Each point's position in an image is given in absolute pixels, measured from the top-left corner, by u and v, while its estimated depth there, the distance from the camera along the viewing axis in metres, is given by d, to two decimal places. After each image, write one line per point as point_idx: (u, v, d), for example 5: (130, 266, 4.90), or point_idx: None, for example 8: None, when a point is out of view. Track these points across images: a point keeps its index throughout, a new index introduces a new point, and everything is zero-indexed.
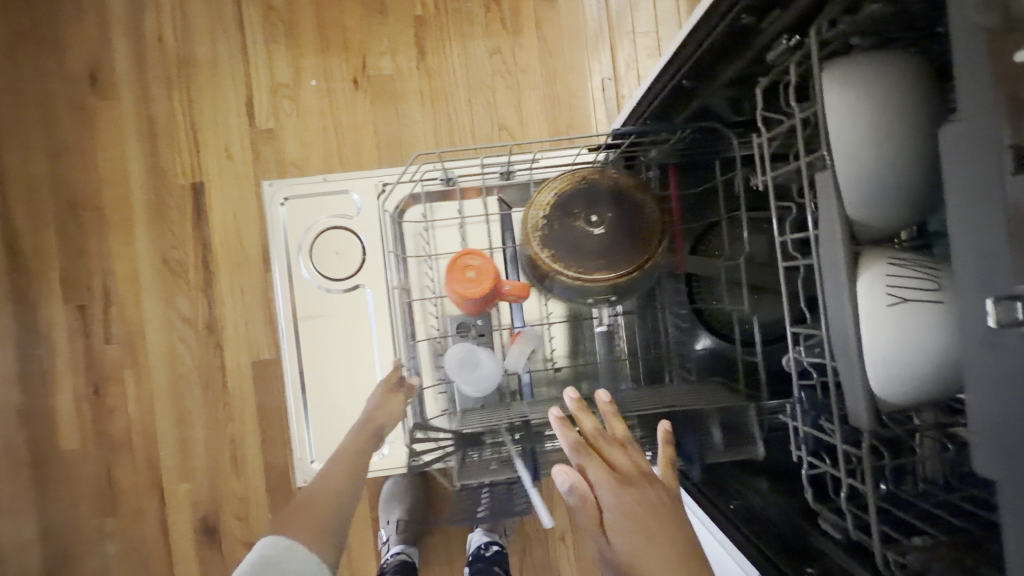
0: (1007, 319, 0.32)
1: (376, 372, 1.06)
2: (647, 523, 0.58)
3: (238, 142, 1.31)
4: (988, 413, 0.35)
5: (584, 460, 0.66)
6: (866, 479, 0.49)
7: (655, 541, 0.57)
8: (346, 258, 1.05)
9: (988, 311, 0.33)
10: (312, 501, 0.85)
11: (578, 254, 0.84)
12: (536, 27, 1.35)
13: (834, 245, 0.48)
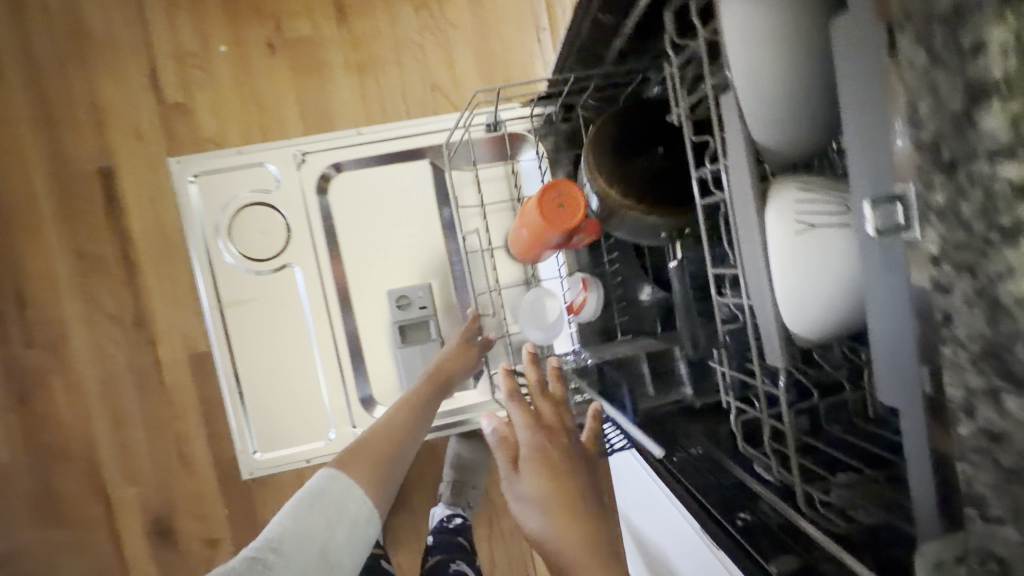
0: (886, 224, 0.28)
1: (315, 355, 1.00)
2: (552, 462, 0.61)
3: (147, 119, 1.20)
4: (880, 340, 0.31)
5: (514, 401, 0.70)
6: (787, 419, 0.48)
7: (557, 480, 0.60)
8: (268, 235, 0.98)
9: (866, 216, 0.30)
10: (372, 443, 0.86)
11: (648, 184, 0.67)
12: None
13: (743, 175, 0.44)
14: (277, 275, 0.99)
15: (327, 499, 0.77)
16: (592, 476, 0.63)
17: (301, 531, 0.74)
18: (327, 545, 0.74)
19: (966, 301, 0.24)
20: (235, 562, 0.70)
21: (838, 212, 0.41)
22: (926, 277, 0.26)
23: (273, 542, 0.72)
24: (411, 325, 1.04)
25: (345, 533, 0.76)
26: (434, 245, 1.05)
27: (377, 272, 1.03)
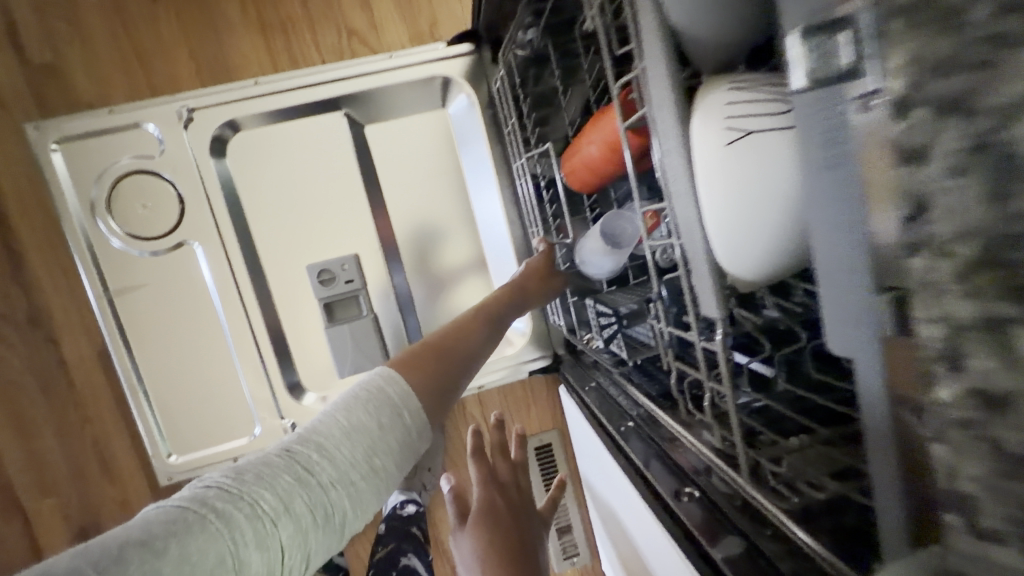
0: (824, 68, 0.18)
1: (228, 340, 0.89)
2: (492, 511, 0.75)
3: (9, 82, 1.01)
4: (821, 267, 0.22)
5: (477, 456, 0.83)
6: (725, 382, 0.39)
7: (493, 524, 0.74)
8: (156, 210, 0.85)
9: (800, 60, 0.20)
10: (446, 343, 0.65)
11: None
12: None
13: (658, 73, 0.34)
14: (172, 255, 0.86)
15: (382, 394, 0.55)
16: (521, 526, 0.76)
17: (353, 427, 0.51)
18: (377, 447, 0.51)
19: (947, 174, 0.15)
20: (268, 455, 0.49)
21: (773, 113, 0.32)
22: (879, 145, 0.17)
23: (317, 435, 0.50)
24: (338, 300, 0.92)
25: (400, 438, 0.53)
26: (357, 209, 0.94)
27: (294, 243, 0.91)
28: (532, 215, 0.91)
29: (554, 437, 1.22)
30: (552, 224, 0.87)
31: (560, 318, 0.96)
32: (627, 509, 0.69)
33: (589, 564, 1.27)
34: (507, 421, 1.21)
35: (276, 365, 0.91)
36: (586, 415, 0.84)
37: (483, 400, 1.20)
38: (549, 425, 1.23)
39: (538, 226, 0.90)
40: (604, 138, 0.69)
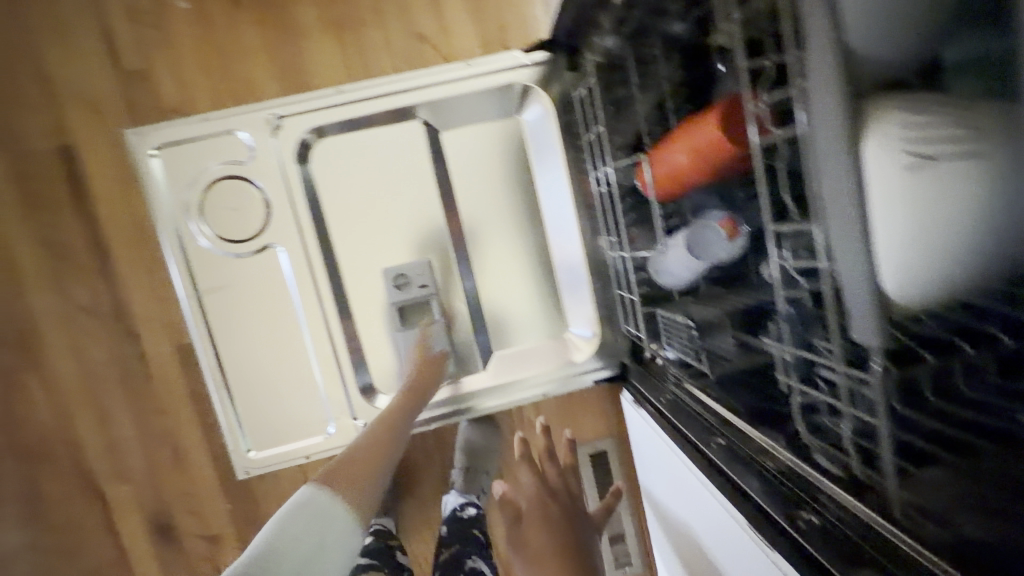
0: None
1: (306, 341, 0.91)
2: (546, 516, 0.81)
3: (103, 88, 1.06)
4: None
5: (524, 459, 0.92)
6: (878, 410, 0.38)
7: (548, 526, 0.80)
8: (245, 214, 0.88)
9: None
10: (358, 453, 0.75)
11: None
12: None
13: (825, 100, 0.33)
14: (258, 257, 0.89)
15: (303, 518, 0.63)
16: (576, 525, 0.82)
17: (292, 544, 0.60)
18: (317, 559, 0.61)
19: None
20: None
21: (954, 139, 0.32)
22: None
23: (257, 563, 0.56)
24: (411, 304, 0.94)
25: (336, 547, 0.63)
26: (429, 215, 0.95)
27: (370, 248, 0.93)
28: (608, 223, 0.92)
29: (609, 445, 1.22)
30: (624, 235, 0.87)
31: (633, 327, 0.93)
32: (699, 513, 0.70)
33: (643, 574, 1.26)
34: (563, 426, 1.21)
35: (351, 366, 0.93)
36: (660, 425, 0.84)
37: (540, 407, 1.20)
38: (605, 432, 1.22)
39: (611, 233, 0.90)
40: (693, 148, 0.69)
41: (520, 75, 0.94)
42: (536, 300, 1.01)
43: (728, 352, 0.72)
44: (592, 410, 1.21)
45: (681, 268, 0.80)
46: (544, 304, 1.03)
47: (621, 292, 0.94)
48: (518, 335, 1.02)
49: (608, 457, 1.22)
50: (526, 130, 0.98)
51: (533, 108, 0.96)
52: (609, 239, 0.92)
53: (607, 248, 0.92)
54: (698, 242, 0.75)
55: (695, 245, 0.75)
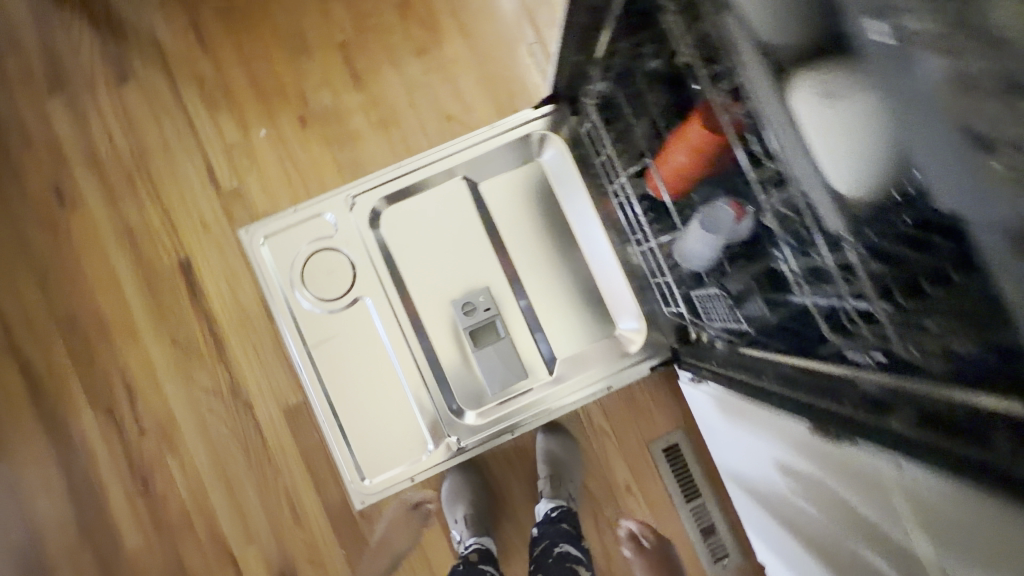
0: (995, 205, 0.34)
1: (398, 373, 1.08)
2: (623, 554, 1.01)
3: (210, 210, 1.33)
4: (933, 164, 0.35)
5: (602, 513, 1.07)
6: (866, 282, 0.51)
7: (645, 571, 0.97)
8: (336, 277, 1.09)
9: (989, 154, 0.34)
10: None
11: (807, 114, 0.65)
12: (454, 9, 1.35)
13: (759, 77, 0.50)
14: (350, 310, 1.09)
15: None
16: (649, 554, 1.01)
17: None
18: None
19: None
20: None
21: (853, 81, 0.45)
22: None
23: None
24: (480, 327, 1.09)
25: None
26: (482, 251, 1.13)
27: (439, 287, 1.11)
28: (630, 227, 1.08)
29: (680, 437, 1.29)
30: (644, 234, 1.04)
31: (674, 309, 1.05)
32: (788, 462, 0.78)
33: (743, 563, 1.27)
34: (633, 427, 1.29)
35: (435, 388, 1.08)
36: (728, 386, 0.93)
37: (608, 411, 1.30)
38: (673, 425, 1.29)
39: (636, 234, 1.07)
40: (689, 146, 0.86)
41: (536, 126, 1.15)
42: (585, 308, 1.15)
43: (760, 312, 0.84)
44: (657, 406, 1.29)
45: (701, 253, 0.92)
46: (592, 312, 1.16)
47: (655, 282, 1.08)
48: (572, 343, 1.13)
49: (681, 448, 1.29)
50: (547, 170, 1.18)
51: (549, 149, 1.16)
52: (635, 240, 1.07)
53: (633, 248, 1.08)
54: (710, 224, 0.88)
55: (712, 228, 0.88)
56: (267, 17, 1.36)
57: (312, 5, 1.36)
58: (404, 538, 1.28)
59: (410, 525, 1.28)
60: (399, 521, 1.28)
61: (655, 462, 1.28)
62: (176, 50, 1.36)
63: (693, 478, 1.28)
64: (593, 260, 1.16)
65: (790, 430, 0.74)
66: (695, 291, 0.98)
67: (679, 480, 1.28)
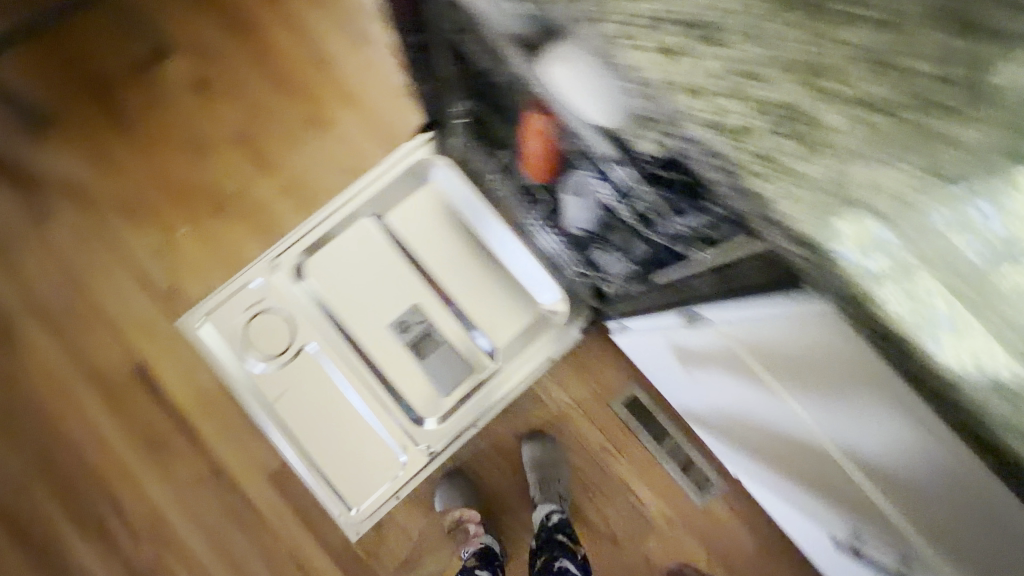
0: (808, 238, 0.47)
1: (356, 402, 1.16)
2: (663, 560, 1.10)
3: (154, 314, 1.41)
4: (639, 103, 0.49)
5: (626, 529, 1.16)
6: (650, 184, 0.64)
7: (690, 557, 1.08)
8: (277, 334, 1.18)
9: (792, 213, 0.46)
10: None
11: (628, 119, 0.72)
12: (323, 74, 1.49)
13: (522, 60, 0.65)
14: (298, 358, 1.18)
15: None
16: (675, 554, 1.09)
17: None
18: None
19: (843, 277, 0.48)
20: None
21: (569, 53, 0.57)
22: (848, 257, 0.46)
23: None
24: (419, 340, 1.20)
25: None
26: (402, 275, 1.23)
27: (372, 316, 1.19)
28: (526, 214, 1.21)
29: (635, 388, 1.39)
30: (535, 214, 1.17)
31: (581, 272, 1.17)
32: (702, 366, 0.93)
33: (724, 481, 1.36)
34: (590, 391, 1.38)
35: (392, 406, 1.15)
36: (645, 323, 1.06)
37: (566, 385, 1.39)
38: (625, 379, 1.39)
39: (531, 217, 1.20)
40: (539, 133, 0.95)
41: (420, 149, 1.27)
42: (510, 296, 1.24)
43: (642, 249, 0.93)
44: (607, 367, 1.39)
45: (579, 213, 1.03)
46: (517, 297, 1.25)
47: (560, 254, 1.19)
48: (506, 332, 1.22)
49: (640, 398, 1.38)
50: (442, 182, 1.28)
51: (436, 166, 1.27)
52: (533, 222, 1.20)
53: (532, 229, 1.21)
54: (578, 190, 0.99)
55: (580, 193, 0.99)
56: (163, 130, 1.48)
57: (201, 108, 1.49)
58: (414, 562, 1.33)
59: (416, 548, 1.33)
60: (405, 546, 1.33)
61: (621, 418, 1.38)
62: (88, 181, 1.47)
63: (658, 422, 1.38)
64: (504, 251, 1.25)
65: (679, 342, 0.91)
66: (592, 252, 1.09)
67: (647, 427, 1.37)
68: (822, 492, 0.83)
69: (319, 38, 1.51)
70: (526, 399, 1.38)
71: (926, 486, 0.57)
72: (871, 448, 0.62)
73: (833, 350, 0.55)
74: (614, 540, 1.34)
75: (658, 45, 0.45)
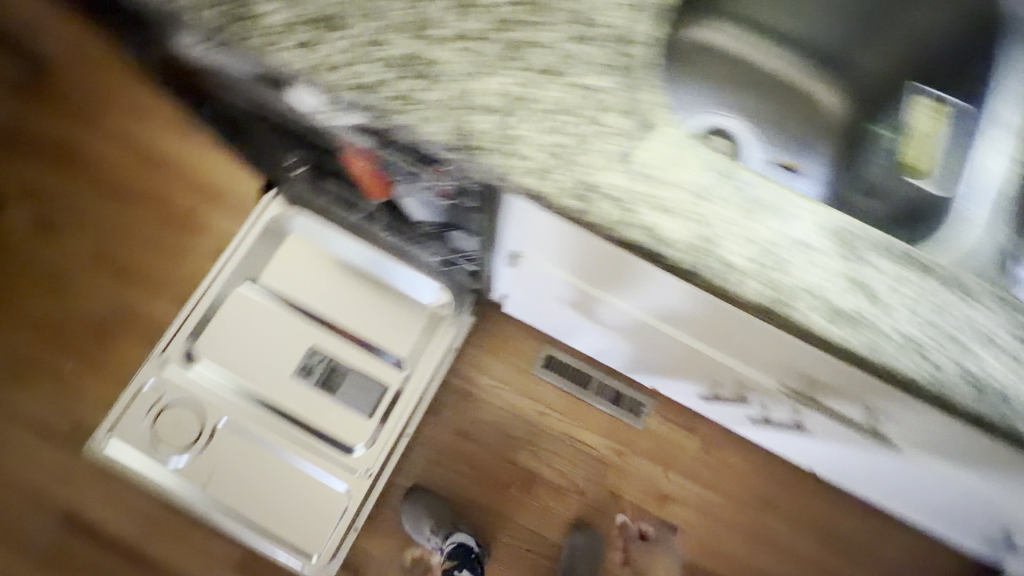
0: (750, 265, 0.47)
1: (285, 458, 1.17)
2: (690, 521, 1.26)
3: (63, 460, 1.37)
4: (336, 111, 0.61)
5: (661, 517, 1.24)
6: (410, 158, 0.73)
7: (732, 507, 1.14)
8: (186, 423, 1.18)
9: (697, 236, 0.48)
10: None
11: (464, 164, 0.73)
12: (162, 173, 1.52)
13: (266, 96, 0.73)
14: (215, 439, 1.18)
15: None
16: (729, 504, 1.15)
17: None
18: None
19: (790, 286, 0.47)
20: None
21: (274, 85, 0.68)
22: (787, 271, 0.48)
23: None
24: (327, 378, 1.22)
25: None
26: (291, 326, 1.26)
27: (273, 374, 1.21)
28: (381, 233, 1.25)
29: (547, 349, 1.49)
30: (386, 232, 1.22)
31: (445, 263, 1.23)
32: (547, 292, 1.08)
33: (654, 400, 1.47)
34: (509, 367, 1.48)
35: (319, 449, 1.17)
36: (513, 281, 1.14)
37: (486, 370, 1.48)
38: (536, 344, 1.49)
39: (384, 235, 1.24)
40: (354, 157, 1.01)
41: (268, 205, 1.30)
42: (400, 307, 1.30)
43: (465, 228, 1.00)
44: (516, 340, 1.49)
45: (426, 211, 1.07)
46: (407, 306, 1.31)
47: (425, 258, 1.23)
48: (406, 342, 1.27)
49: (555, 356, 1.49)
50: (301, 227, 1.31)
51: (291, 216, 1.31)
52: (389, 236, 1.22)
53: (390, 243, 1.22)
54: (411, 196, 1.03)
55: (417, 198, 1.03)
56: (17, 280, 1.46)
57: (50, 246, 1.48)
58: None
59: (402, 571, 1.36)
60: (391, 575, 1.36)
61: (544, 381, 1.47)
62: None
63: (578, 370, 1.48)
64: (379, 271, 1.31)
65: (520, 278, 1.05)
66: (450, 238, 1.12)
67: (570, 379, 1.47)
68: (671, 359, 0.98)
69: (147, 144, 1.54)
70: (456, 395, 1.46)
71: (696, 311, 0.71)
72: (659, 303, 0.76)
73: (567, 239, 0.72)
74: (578, 490, 1.43)
75: (297, 43, 0.51)
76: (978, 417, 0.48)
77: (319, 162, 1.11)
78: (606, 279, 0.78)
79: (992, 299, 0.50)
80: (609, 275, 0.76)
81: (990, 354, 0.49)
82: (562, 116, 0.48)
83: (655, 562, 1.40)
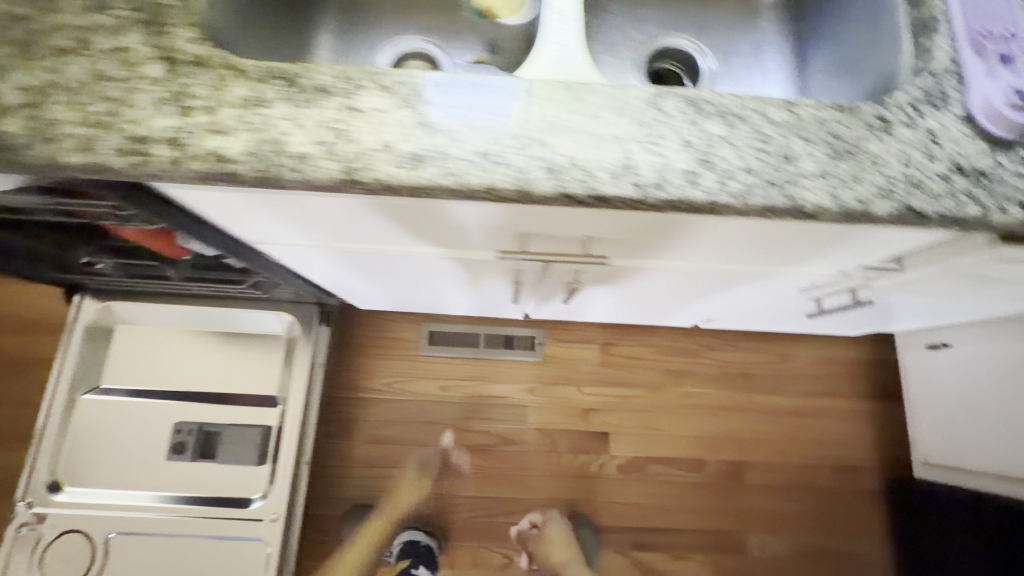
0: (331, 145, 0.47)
1: (189, 540, 1.12)
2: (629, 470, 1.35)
3: None
4: None
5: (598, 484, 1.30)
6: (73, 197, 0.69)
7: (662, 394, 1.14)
8: (76, 552, 1.11)
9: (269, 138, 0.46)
10: None
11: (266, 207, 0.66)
12: None
13: None
14: (111, 554, 1.12)
15: None
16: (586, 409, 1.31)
17: None
18: None
19: (496, 167, 0.47)
20: None
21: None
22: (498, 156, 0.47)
23: None
24: (203, 446, 1.18)
25: None
26: (146, 415, 1.20)
27: (147, 466, 1.16)
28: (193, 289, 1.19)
29: (428, 326, 1.49)
30: (196, 285, 1.16)
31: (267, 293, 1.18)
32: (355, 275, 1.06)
33: (544, 329, 1.50)
34: (400, 359, 1.47)
35: (220, 515, 1.13)
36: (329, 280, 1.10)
37: (379, 371, 1.46)
38: (416, 327, 1.49)
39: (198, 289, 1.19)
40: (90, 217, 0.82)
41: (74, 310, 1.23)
42: (251, 349, 1.26)
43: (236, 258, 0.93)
44: (396, 331, 1.49)
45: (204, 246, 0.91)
46: (258, 346, 1.27)
47: (247, 293, 1.20)
48: (272, 379, 1.24)
49: (438, 329, 1.49)
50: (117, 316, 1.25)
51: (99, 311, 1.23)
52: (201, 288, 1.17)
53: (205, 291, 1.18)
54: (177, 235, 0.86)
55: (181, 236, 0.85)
56: None
57: None
58: None
59: None
60: None
61: (437, 357, 1.47)
62: None
63: (464, 333, 1.49)
64: (215, 325, 1.26)
65: (322, 272, 1.02)
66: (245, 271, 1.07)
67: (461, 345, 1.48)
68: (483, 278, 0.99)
69: None
70: (361, 406, 1.44)
71: (410, 222, 0.69)
72: (368, 227, 0.74)
73: (256, 206, 0.69)
74: (510, 441, 1.43)
75: None
76: (589, 200, 0.47)
77: (79, 251, 1.03)
78: (311, 225, 0.74)
79: (645, 98, 0.50)
80: (305, 217, 0.72)
81: (572, 138, 0.48)
82: (85, 94, 0.46)
83: (605, 472, 1.42)
